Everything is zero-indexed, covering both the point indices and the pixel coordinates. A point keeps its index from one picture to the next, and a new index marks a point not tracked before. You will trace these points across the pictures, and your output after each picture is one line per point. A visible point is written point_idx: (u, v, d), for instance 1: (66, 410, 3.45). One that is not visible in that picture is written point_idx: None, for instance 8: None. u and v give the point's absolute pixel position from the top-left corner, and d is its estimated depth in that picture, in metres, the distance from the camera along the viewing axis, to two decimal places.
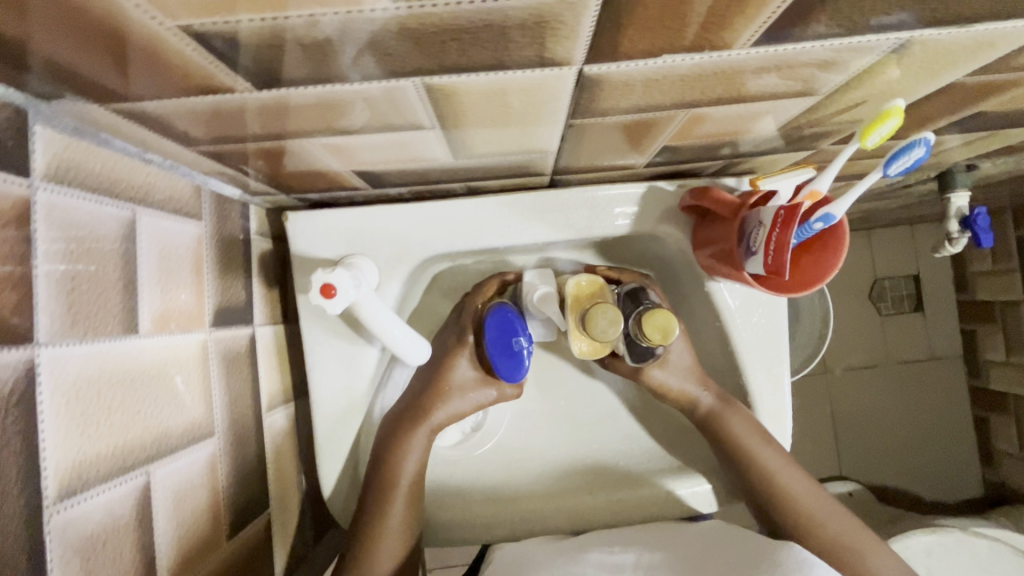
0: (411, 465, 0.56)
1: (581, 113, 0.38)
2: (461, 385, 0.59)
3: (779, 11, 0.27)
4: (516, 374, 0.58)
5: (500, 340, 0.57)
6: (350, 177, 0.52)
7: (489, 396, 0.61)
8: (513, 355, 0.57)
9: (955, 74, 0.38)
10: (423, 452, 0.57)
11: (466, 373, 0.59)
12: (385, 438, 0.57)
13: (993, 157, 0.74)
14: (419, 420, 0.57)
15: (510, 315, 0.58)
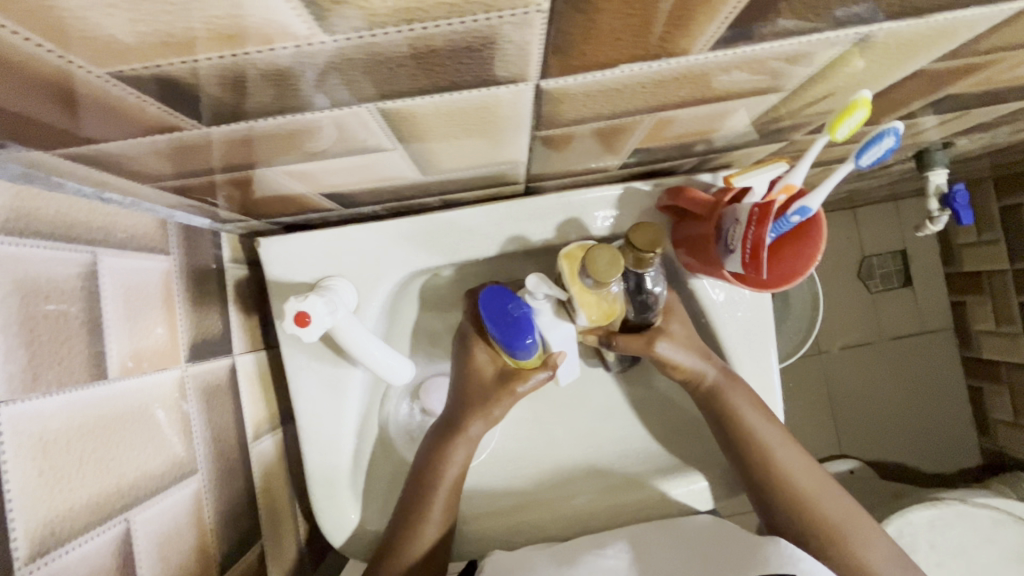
0: (449, 476, 0.56)
1: (545, 125, 0.38)
2: (488, 393, 0.57)
3: (731, 17, 0.27)
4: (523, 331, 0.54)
5: (492, 308, 0.54)
6: (321, 199, 0.51)
7: (521, 387, 0.57)
8: (513, 320, 0.54)
9: (919, 62, 0.37)
10: (465, 463, 0.57)
11: (487, 375, 0.58)
12: (423, 454, 0.58)
13: (968, 134, 0.74)
14: (453, 431, 0.58)
15: (500, 288, 0.56)
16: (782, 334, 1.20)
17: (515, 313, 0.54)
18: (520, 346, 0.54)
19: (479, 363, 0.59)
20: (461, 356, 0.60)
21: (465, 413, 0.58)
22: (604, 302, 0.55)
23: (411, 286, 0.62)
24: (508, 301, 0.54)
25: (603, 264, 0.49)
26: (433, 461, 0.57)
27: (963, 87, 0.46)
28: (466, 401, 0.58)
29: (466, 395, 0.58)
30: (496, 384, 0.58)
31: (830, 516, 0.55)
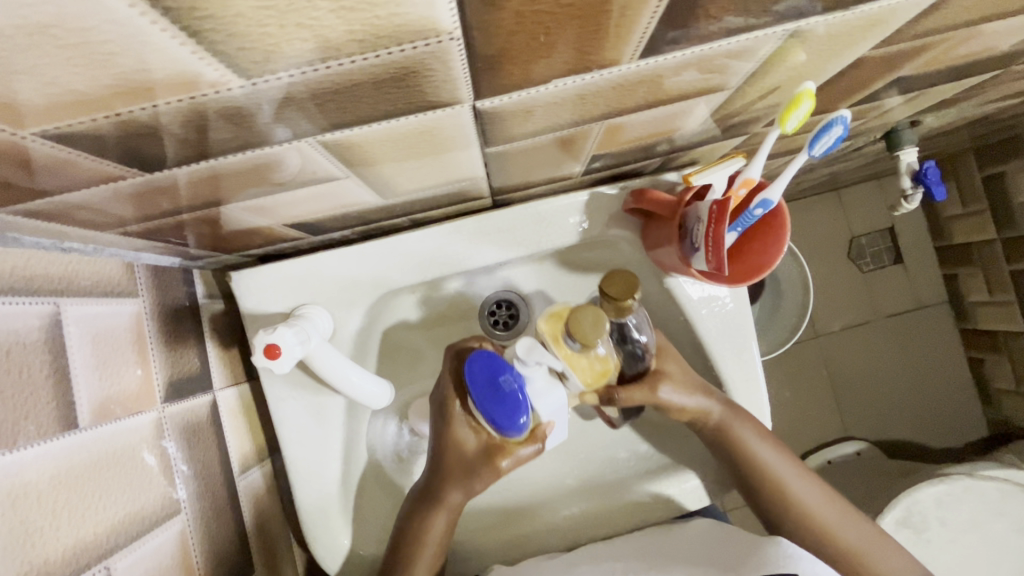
0: (435, 544, 0.56)
1: (493, 142, 0.38)
2: (470, 463, 0.56)
3: (653, 26, 0.27)
4: (514, 410, 0.52)
5: (482, 380, 0.52)
6: (287, 229, 0.51)
7: (503, 464, 0.56)
8: (505, 395, 0.52)
9: (858, 50, 0.38)
10: (445, 529, 0.57)
11: (467, 447, 0.56)
12: (408, 516, 0.58)
13: (934, 111, 0.75)
14: (434, 498, 0.57)
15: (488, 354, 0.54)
16: (775, 323, 1.20)
17: (508, 387, 0.52)
18: (511, 423, 0.52)
19: (458, 434, 0.56)
20: (439, 422, 0.57)
21: (445, 487, 0.56)
22: (596, 360, 0.55)
23: (389, 306, 0.63)
24: (500, 373, 0.52)
25: (590, 324, 0.50)
26: (417, 529, 0.56)
27: (910, 67, 0.46)
28: (444, 471, 0.56)
29: (447, 467, 0.56)
30: (479, 460, 0.56)
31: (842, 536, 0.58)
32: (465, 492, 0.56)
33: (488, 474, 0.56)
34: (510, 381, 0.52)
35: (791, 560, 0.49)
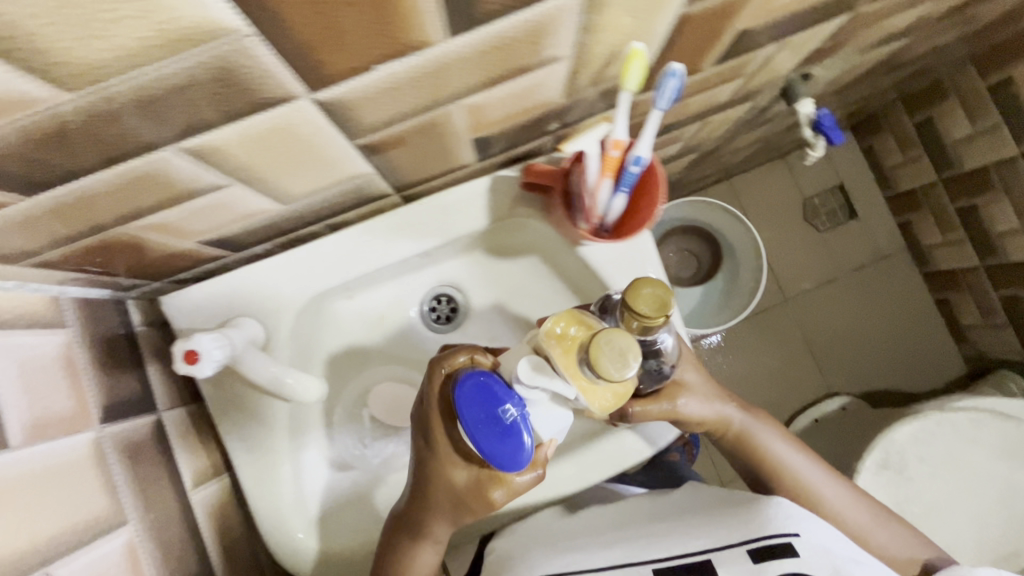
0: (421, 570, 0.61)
1: (357, 134, 0.42)
2: (459, 496, 0.57)
3: (443, 6, 0.31)
4: (509, 444, 0.51)
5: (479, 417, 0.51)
6: (205, 248, 0.55)
7: (497, 498, 0.56)
8: (507, 427, 0.51)
9: (672, 7, 0.42)
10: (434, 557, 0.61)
11: (462, 485, 0.56)
12: (386, 546, 0.62)
13: (820, 62, 0.79)
14: (420, 530, 0.60)
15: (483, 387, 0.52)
16: None
17: (509, 418, 0.51)
18: (512, 458, 0.51)
19: (450, 473, 0.56)
20: (426, 461, 0.57)
21: (434, 522, 0.59)
22: (609, 391, 0.54)
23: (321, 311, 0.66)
24: (502, 402, 0.51)
25: (618, 352, 0.50)
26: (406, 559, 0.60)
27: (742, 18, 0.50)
28: (432, 505, 0.58)
29: (434, 504, 0.58)
30: (471, 496, 0.56)
31: (846, 517, 0.66)
32: (449, 522, 0.59)
33: (484, 507, 0.57)
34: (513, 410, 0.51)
35: (793, 521, 0.58)
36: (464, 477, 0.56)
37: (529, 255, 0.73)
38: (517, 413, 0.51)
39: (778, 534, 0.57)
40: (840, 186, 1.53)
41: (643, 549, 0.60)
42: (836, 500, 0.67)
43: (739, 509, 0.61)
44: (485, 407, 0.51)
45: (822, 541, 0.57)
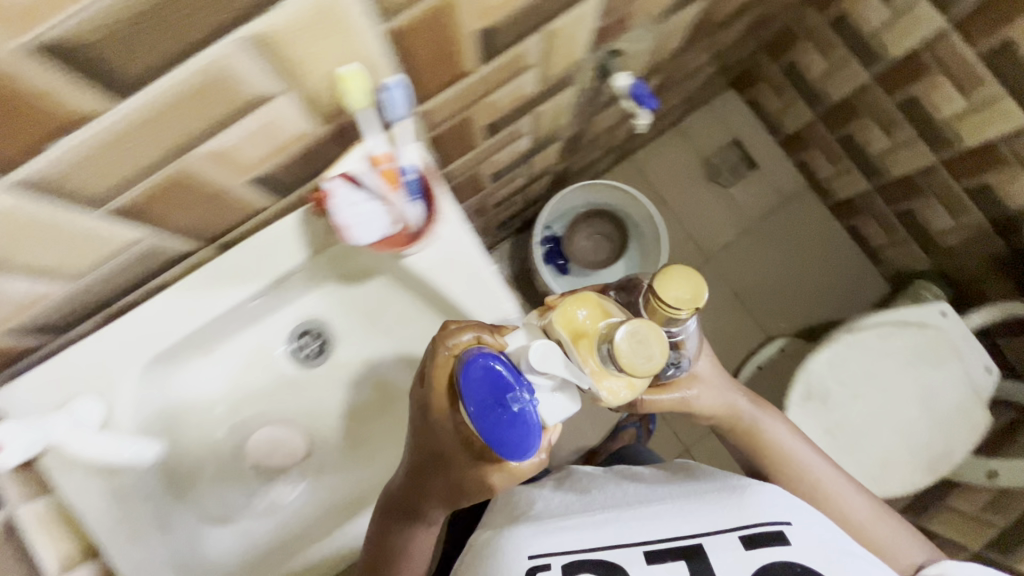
0: (411, 555, 0.67)
1: (92, 204, 0.45)
2: (456, 479, 0.61)
3: (67, 73, 0.34)
4: (517, 433, 0.56)
5: (487, 404, 0.56)
6: (18, 341, 0.56)
7: (498, 483, 0.60)
8: (513, 416, 0.56)
9: (362, 30, 0.44)
10: (427, 540, 0.68)
11: (469, 470, 0.60)
12: (377, 535, 0.67)
13: (621, 37, 0.84)
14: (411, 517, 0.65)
15: (489, 373, 0.57)
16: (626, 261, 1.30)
17: (515, 407, 0.56)
18: (519, 447, 0.55)
19: (449, 458, 0.61)
20: (438, 441, 0.61)
21: (428, 508, 0.63)
22: (618, 384, 0.64)
23: (166, 374, 0.68)
24: (509, 392, 0.56)
25: (643, 347, 0.61)
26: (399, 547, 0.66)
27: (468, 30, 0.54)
28: (427, 490, 0.63)
29: (434, 487, 0.63)
30: (473, 484, 0.61)
31: (820, 491, 0.92)
32: (442, 508, 0.64)
33: (484, 492, 0.61)
34: (523, 396, 0.56)
35: (785, 513, 0.75)
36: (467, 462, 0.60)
37: (377, 275, 0.76)
38: (521, 404, 0.56)
39: (773, 522, 0.74)
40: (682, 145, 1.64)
41: (652, 533, 0.74)
42: (820, 473, 0.94)
43: (739, 499, 0.77)
44: (499, 395, 0.56)
45: (804, 528, 0.74)
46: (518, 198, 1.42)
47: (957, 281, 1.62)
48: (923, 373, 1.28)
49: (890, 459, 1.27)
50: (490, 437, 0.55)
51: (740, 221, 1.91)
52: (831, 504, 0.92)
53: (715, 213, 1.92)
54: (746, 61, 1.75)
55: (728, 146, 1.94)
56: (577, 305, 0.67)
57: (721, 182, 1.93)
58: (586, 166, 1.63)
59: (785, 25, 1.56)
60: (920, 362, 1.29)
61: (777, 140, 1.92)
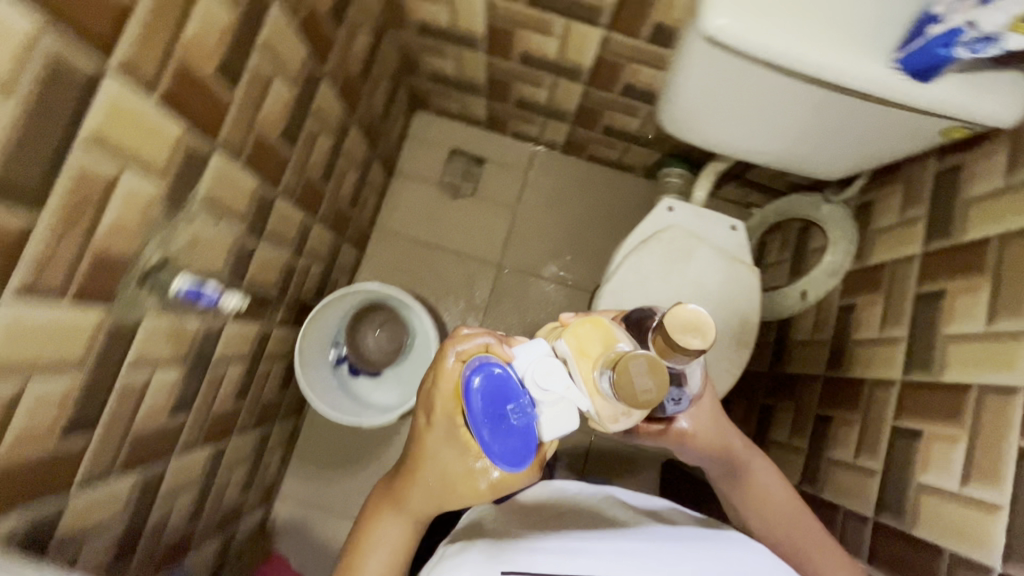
0: (387, 548, 0.87)
1: None
2: (440, 472, 0.78)
3: None
4: (505, 443, 0.73)
5: (490, 417, 0.73)
6: None
7: (470, 486, 0.77)
8: (512, 426, 0.74)
9: None
10: (398, 526, 0.87)
11: (450, 474, 0.78)
12: (376, 527, 0.87)
13: (140, 261, 0.78)
14: (404, 503, 0.84)
15: (498, 391, 0.74)
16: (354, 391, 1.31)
17: (513, 418, 0.74)
18: (509, 452, 0.73)
19: (434, 449, 0.77)
20: (428, 446, 0.78)
21: (407, 499, 0.83)
22: (613, 405, 0.77)
23: None
24: (508, 406, 0.74)
25: (644, 376, 0.72)
26: (380, 544, 0.87)
27: None
28: (414, 475, 0.81)
29: (423, 483, 0.81)
30: (453, 496, 0.79)
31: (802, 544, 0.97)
32: (421, 496, 0.82)
33: (466, 491, 0.78)
34: (522, 407, 0.75)
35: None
36: (456, 463, 0.77)
37: None
38: (519, 414, 0.74)
39: None
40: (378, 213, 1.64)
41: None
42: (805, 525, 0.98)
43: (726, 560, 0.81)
44: (500, 405, 0.74)
45: None
46: (266, 368, 1.36)
47: (685, 153, 1.66)
48: (680, 280, 1.34)
49: (713, 362, 1.31)
50: (487, 436, 0.73)
51: (503, 215, 1.94)
52: (806, 548, 0.96)
53: (478, 223, 1.93)
54: (401, 92, 1.74)
55: (450, 160, 1.94)
56: (590, 328, 0.81)
57: (464, 194, 1.94)
58: (324, 281, 1.58)
59: (394, 54, 1.55)
60: (672, 272, 1.34)
61: (485, 128, 1.93)
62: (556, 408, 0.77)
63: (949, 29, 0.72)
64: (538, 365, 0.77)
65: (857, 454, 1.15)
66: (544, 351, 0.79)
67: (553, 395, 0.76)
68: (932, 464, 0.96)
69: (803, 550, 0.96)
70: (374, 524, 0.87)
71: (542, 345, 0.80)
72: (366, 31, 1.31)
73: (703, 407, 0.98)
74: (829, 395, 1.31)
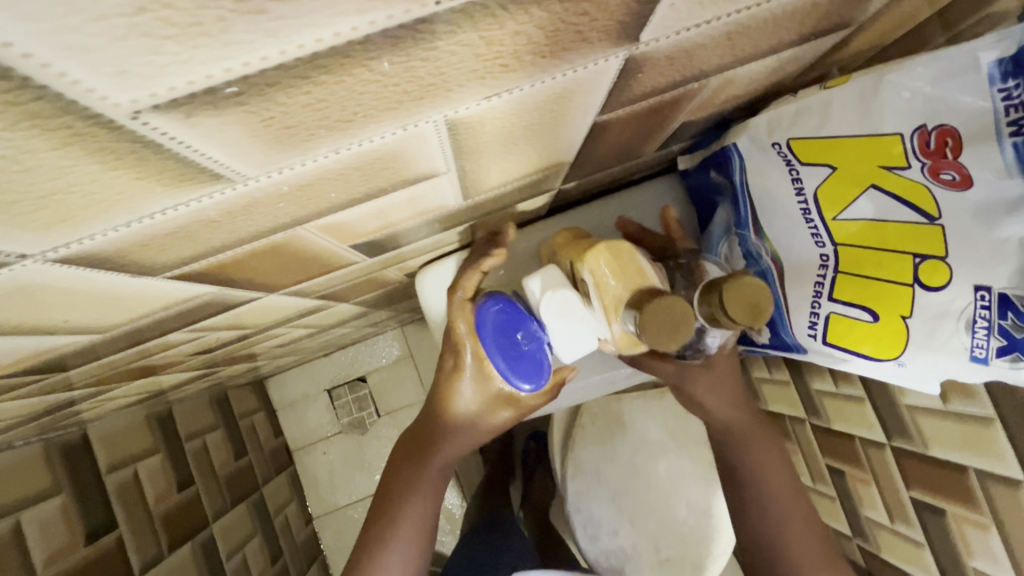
0: (418, 510, 0.51)
1: None
2: (472, 419, 0.52)
3: None
4: (524, 372, 0.49)
5: (502, 345, 0.49)
6: None
7: (489, 427, 0.52)
8: (527, 349, 0.49)
9: None
10: (432, 502, 0.52)
11: (469, 408, 0.51)
12: (404, 497, 0.52)
13: None
14: (437, 447, 0.53)
15: (502, 311, 0.49)
16: None
17: (526, 346, 0.49)
18: (529, 383, 0.49)
19: (454, 391, 0.51)
20: (456, 383, 0.51)
21: (444, 440, 0.53)
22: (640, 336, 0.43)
23: None
24: (518, 335, 0.49)
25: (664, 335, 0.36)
26: (413, 509, 0.51)
27: None
28: (441, 420, 0.52)
29: (462, 419, 0.52)
30: (481, 436, 0.53)
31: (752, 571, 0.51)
32: (454, 450, 0.53)
33: (499, 422, 0.52)
34: (535, 333, 0.49)
35: None
36: (472, 386, 0.51)
37: None
38: (532, 346, 0.49)
39: None
40: (277, 551, 1.28)
41: None
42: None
43: None
44: (508, 328, 0.49)
45: None
46: None
47: None
48: (634, 449, 1.02)
49: (710, 505, 0.96)
50: (501, 367, 0.49)
51: None
52: (778, 525, 0.48)
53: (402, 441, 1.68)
54: (236, 402, 1.35)
55: (335, 401, 1.51)
56: (617, 255, 0.43)
57: (372, 422, 1.51)
58: None
59: (200, 405, 1.20)
60: (617, 446, 1.03)
61: (342, 348, 1.50)
62: (568, 342, 0.47)
63: (752, 348, 0.54)
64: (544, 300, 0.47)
65: (894, 524, 0.63)
66: (555, 278, 0.48)
67: (562, 337, 0.47)
68: (970, 552, 0.53)
69: (780, 526, 0.48)
70: (403, 487, 0.52)
71: (555, 272, 0.48)
72: (146, 459, 0.99)
73: (717, 370, 0.48)
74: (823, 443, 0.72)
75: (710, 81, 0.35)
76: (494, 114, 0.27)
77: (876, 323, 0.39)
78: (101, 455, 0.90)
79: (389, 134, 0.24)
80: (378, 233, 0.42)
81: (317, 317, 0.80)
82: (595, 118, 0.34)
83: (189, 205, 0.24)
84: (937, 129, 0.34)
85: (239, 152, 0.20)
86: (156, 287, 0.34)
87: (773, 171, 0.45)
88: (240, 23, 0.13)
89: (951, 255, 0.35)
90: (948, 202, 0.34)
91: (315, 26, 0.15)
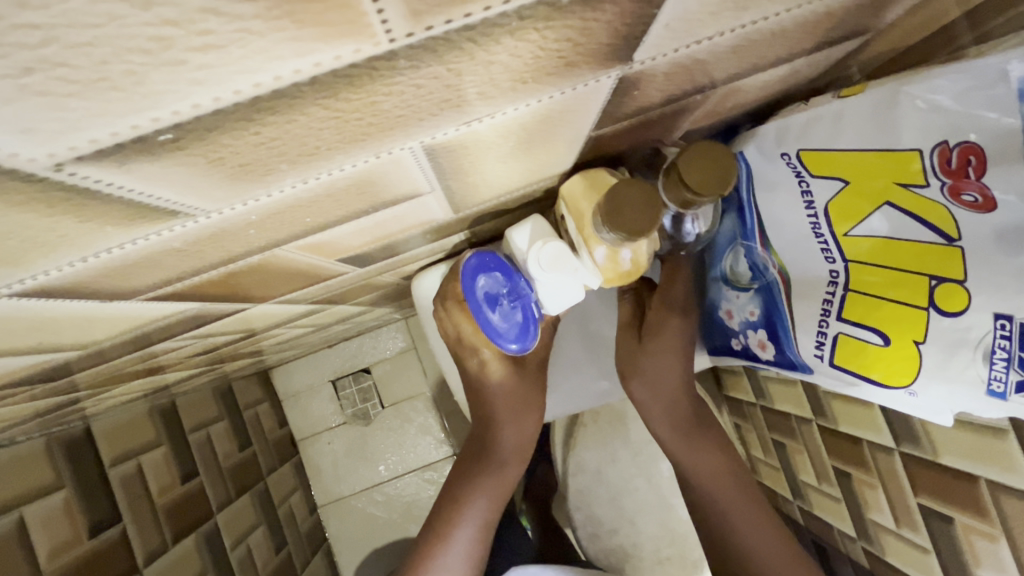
0: (481, 510, 0.56)
1: None
2: (512, 413, 0.56)
3: None
4: (514, 328, 0.49)
5: (490, 300, 0.49)
6: None
7: (530, 412, 0.57)
8: (513, 305, 0.49)
9: None
10: (490, 495, 0.56)
11: (508, 396, 0.56)
12: (465, 484, 0.56)
13: None
14: (490, 437, 0.56)
15: (485, 265, 0.49)
16: None
17: (513, 304, 0.49)
18: (518, 343, 0.50)
19: (488, 382, 0.55)
20: (494, 376, 0.55)
21: (493, 432, 0.56)
22: (619, 262, 0.47)
23: None
24: (503, 292, 0.49)
25: (638, 219, 0.39)
26: (475, 500, 0.55)
27: None
28: (488, 411, 0.56)
29: (507, 407, 0.56)
30: (523, 417, 0.57)
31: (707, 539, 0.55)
32: (501, 435, 0.56)
33: (535, 402, 0.57)
34: (522, 288, 0.49)
35: None
36: (505, 378, 0.56)
37: None
38: (517, 304, 0.49)
39: None
40: (281, 539, 1.29)
41: None
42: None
43: None
44: (494, 286, 0.49)
45: None
46: None
47: None
48: (637, 448, 1.00)
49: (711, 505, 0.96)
50: (491, 327, 0.49)
51: (430, 416, 1.51)
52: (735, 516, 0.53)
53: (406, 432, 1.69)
54: (241, 393, 1.35)
55: (338, 392, 1.52)
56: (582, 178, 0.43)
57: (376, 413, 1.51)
58: None
59: (202, 397, 1.20)
60: (621, 445, 1.02)
61: (345, 340, 1.49)
62: (555, 278, 0.47)
63: (755, 364, 0.53)
64: (531, 246, 0.48)
65: (901, 528, 0.60)
66: (541, 228, 0.49)
67: (545, 270, 0.47)
68: (978, 562, 0.50)
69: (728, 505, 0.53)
70: (464, 488, 0.56)
71: (539, 222, 0.49)
72: (150, 452, 0.99)
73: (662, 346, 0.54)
74: (829, 445, 0.70)
75: (715, 92, 0.33)
76: (479, 137, 0.25)
77: (887, 347, 0.37)
78: (105, 448, 0.90)
79: (362, 162, 0.22)
80: (368, 245, 0.40)
81: (317, 317, 0.79)
82: (593, 130, 0.32)
83: (150, 238, 0.22)
84: (959, 146, 0.32)
85: (189, 190, 0.19)
86: (136, 306, 0.32)
87: (781, 182, 0.43)
88: (155, 75, 0.12)
89: (969, 279, 0.32)
90: (970, 224, 0.32)
91: (247, 72, 0.13)
